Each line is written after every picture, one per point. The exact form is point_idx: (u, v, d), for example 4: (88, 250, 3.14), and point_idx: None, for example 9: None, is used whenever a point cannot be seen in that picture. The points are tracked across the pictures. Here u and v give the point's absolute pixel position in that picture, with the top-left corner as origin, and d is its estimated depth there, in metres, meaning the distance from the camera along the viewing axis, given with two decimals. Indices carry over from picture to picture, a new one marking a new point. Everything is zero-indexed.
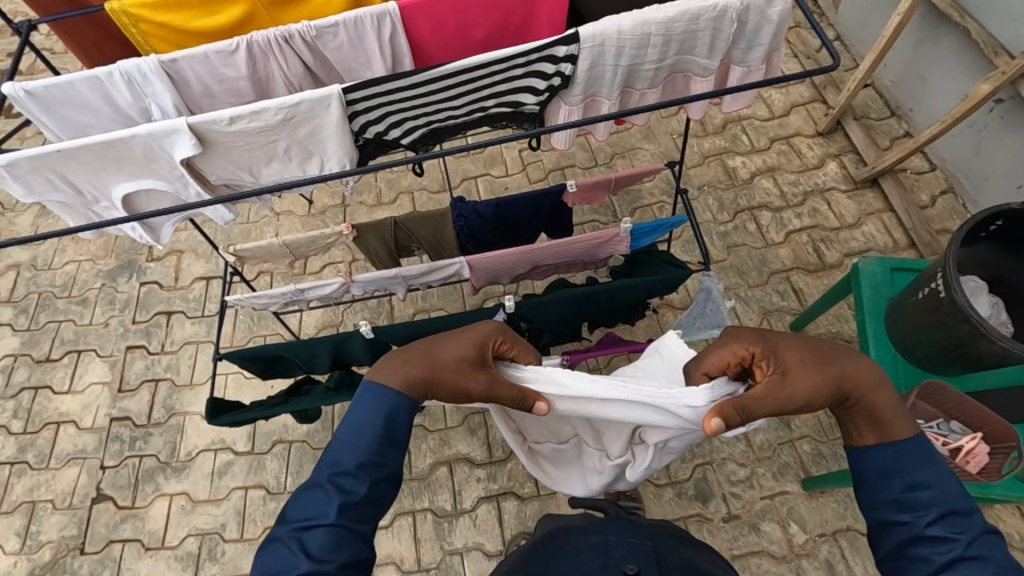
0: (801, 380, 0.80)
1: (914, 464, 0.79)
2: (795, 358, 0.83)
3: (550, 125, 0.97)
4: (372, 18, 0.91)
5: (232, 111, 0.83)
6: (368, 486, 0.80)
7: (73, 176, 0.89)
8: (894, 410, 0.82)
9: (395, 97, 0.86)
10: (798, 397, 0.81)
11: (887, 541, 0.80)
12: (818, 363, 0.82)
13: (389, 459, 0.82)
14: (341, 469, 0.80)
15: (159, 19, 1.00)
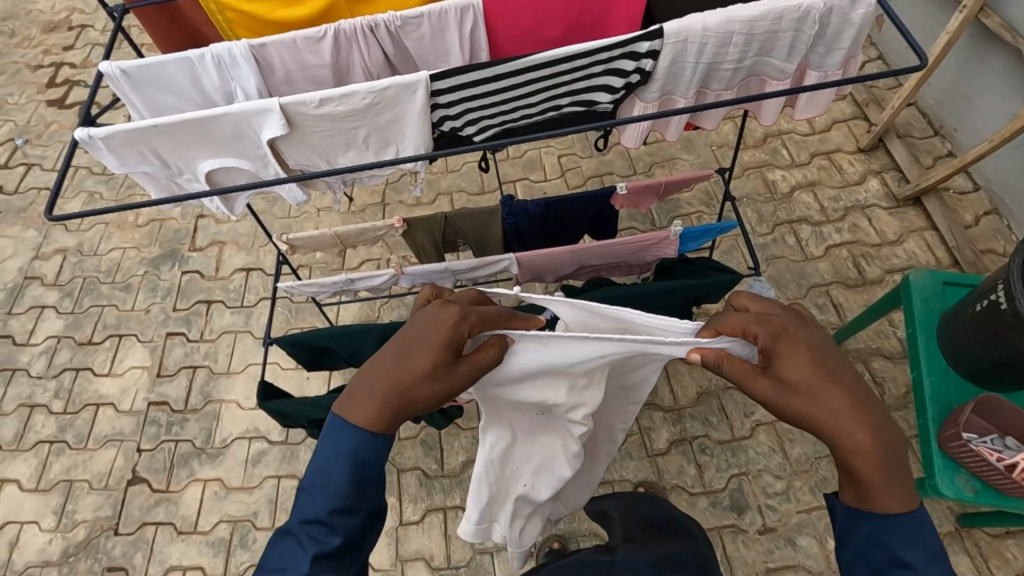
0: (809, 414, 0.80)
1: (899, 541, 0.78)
2: (803, 359, 0.81)
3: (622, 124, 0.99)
4: (456, 10, 0.93)
5: (323, 94, 0.86)
6: (340, 534, 0.86)
7: (162, 151, 0.92)
8: (885, 483, 0.78)
9: (477, 87, 0.89)
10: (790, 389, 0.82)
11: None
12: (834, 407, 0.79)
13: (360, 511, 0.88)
14: (310, 518, 0.86)
15: (244, 8, 1.05)
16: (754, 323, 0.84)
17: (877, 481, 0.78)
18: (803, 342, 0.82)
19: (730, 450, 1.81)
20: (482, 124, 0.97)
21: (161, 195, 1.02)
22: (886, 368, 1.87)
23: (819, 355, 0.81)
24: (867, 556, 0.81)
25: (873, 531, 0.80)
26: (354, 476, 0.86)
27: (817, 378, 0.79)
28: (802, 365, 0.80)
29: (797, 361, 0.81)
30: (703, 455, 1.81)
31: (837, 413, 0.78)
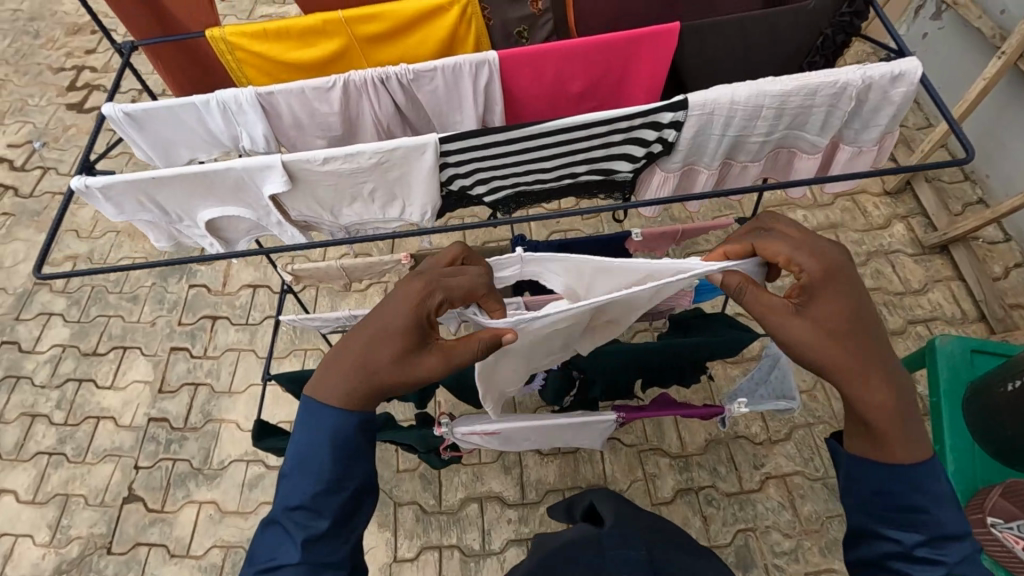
0: (834, 348, 0.82)
1: (913, 488, 0.82)
2: (839, 296, 0.82)
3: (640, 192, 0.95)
4: (471, 66, 0.89)
5: (327, 152, 0.82)
6: (329, 517, 0.84)
7: (163, 200, 0.89)
8: (901, 429, 0.82)
9: (490, 150, 0.84)
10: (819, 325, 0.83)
11: (871, 549, 0.85)
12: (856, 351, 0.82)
13: (349, 481, 0.86)
14: (294, 505, 0.83)
15: (254, 48, 1.02)
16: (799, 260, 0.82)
17: (891, 429, 0.82)
18: (844, 290, 0.82)
19: (738, 503, 1.75)
20: (494, 183, 0.92)
21: (163, 238, 0.99)
22: None
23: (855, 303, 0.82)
24: (875, 504, 0.85)
25: (886, 481, 0.84)
26: (338, 458, 0.85)
27: (848, 328, 0.82)
28: (843, 313, 0.82)
29: (832, 310, 0.82)
30: (709, 507, 1.75)
31: (860, 366, 0.82)
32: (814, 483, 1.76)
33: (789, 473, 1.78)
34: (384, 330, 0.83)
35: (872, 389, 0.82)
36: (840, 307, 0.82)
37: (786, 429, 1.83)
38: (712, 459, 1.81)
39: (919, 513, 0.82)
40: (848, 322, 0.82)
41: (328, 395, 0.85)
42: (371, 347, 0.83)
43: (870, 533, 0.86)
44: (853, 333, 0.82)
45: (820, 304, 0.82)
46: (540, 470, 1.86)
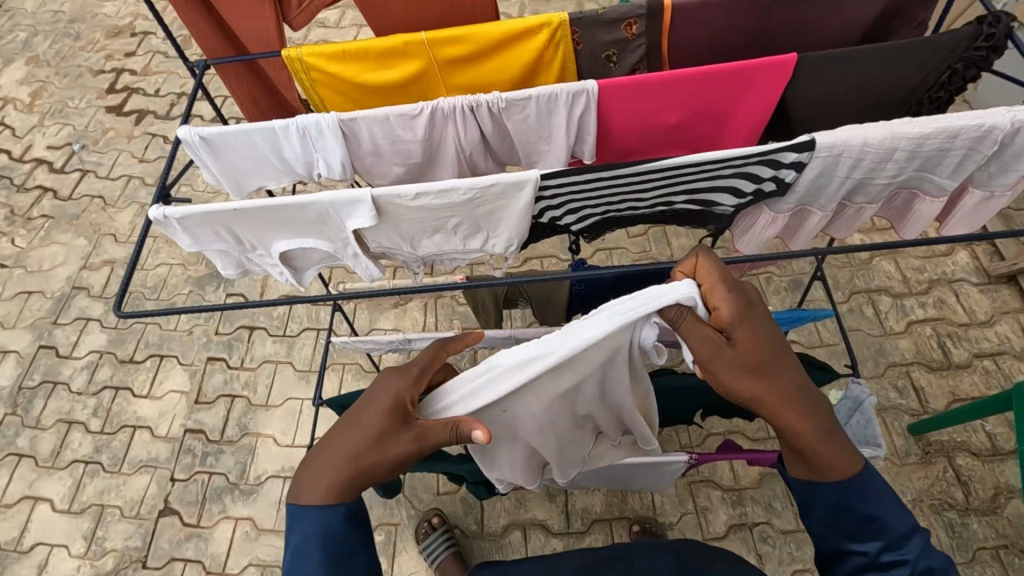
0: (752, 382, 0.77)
1: (859, 500, 0.79)
2: (758, 329, 0.79)
3: (744, 225, 0.89)
4: (568, 95, 0.84)
5: (420, 187, 0.77)
6: None
7: (239, 231, 0.85)
8: (834, 455, 0.79)
9: (589, 183, 0.79)
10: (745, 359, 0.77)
11: (842, 565, 0.81)
12: (779, 382, 0.78)
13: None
14: None
15: (330, 69, 0.98)
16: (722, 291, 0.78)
17: (822, 456, 0.78)
18: (760, 323, 0.79)
19: (795, 542, 1.68)
20: (584, 211, 0.86)
21: (232, 270, 0.95)
22: (973, 466, 1.72)
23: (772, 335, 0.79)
24: (836, 522, 0.81)
25: (841, 500, 0.80)
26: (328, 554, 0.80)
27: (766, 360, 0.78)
28: (762, 342, 0.78)
29: (754, 342, 0.78)
30: (764, 545, 1.68)
31: (785, 394, 0.77)
32: None
33: None
34: (373, 407, 0.82)
35: (800, 420, 0.78)
36: (757, 340, 0.78)
37: None
38: (767, 493, 1.74)
39: (875, 522, 0.78)
40: (766, 355, 0.78)
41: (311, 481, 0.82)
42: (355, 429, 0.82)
43: (839, 551, 0.82)
44: (771, 365, 0.78)
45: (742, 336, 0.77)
46: (586, 498, 1.80)
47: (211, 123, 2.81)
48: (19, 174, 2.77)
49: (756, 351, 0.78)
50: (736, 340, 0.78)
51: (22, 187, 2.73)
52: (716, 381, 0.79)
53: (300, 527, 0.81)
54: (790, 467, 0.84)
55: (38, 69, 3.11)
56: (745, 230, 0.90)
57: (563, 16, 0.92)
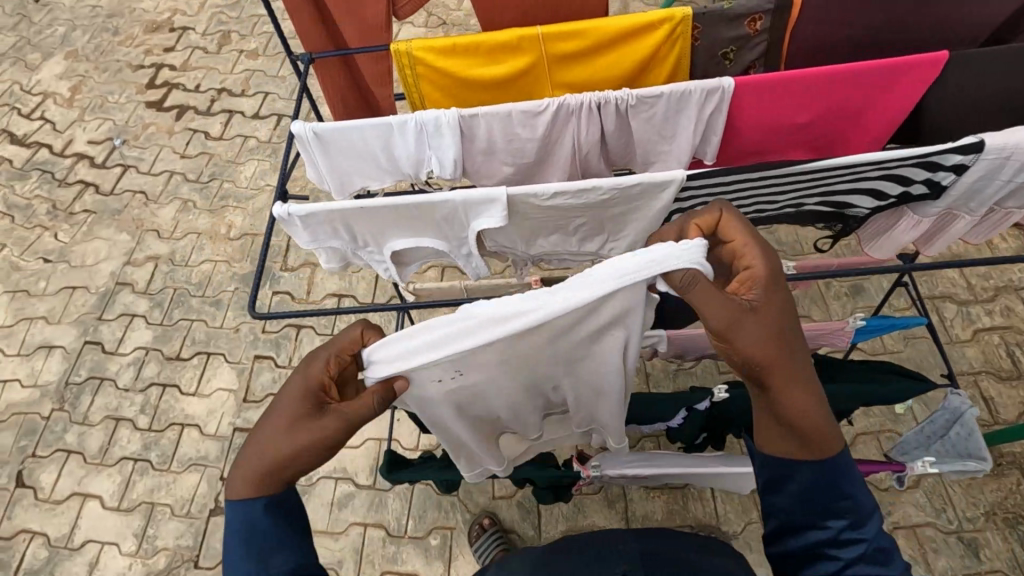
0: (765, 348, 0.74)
1: (838, 478, 0.78)
2: (777, 299, 0.75)
3: (892, 228, 0.95)
4: (703, 92, 0.81)
5: (560, 186, 0.74)
6: None
7: (358, 228, 0.82)
8: (823, 433, 0.77)
9: (741, 184, 0.78)
10: (763, 326, 0.74)
11: (800, 540, 0.80)
12: (789, 353, 0.75)
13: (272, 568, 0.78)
14: None
15: (438, 64, 0.96)
16: (754, 252, 0.75)
17: (812, 432, 0.77)
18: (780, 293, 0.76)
19: None
20: None
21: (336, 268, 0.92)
22: None
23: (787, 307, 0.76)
24: (809, 498, 0.79)
25: (817, 477, 0.78)
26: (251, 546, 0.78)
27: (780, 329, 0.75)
28: (779, 312, 0.75)
29: (773, 308, 0.75)
30: None
31: (791, 366, 0.75)
32: (948, 536, 1.64)
33: (919, 523, 1.66)
34: (285, 397, 0.80)
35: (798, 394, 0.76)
36: (776, 308, 0.75)
37: (912, 475, 1.72)
38: None
39: (847, 499, 0.77)
40: (783, 324, 0.75)
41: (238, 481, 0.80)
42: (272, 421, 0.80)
43: (803, 525, 0.80)
44: (785, 336, 0.75)
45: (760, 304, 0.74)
46: (646, 505, 1.77)
47: (252, 119, 2.79)
48: (60, 169, 2.77)
49: (772, 320, 0.74)
50: (757, 303, 0.74)
51: (63, 181, 2.72)
52: (731, 346, 0.74)
53: (231, 523, 0.80)
54: (767, 441, 0.81)
55: (77, 64, 3.10)
56: (880, 235, 0.97)
57: (685, 11, 0.91)
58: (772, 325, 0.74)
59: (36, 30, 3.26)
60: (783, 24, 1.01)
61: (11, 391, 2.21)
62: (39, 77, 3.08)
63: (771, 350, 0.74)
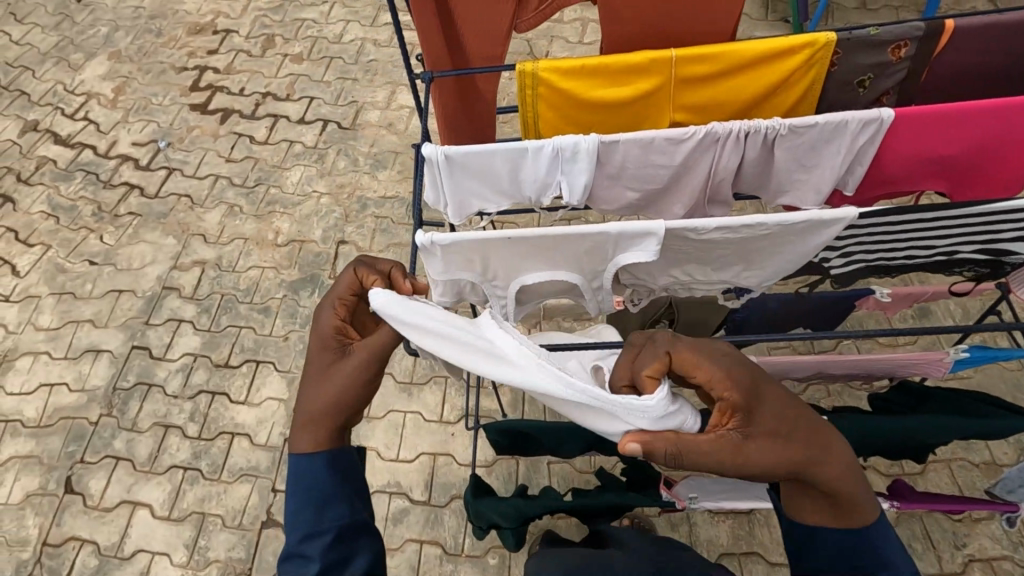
0: (777, 457, 0.74)
1: (875, 551, 0.80)
2: (775, 408, 0.75)
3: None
4: (857, 123, 0.94)
5: (722, 221, 0.81)
6: (318, 557, 0.83)
7: (492, 262, 0.87)
8: (860, 503, 0.80)
9: (916, 223, 0.86)
10: (773, 450, 0.74)
11: None
12: (811, 453, 0.75)
13: (326, 521, 0.85)
14: (288, 552, 0.85)
15: (562, 86, 1.01)
16: (718, 377, 0.74)
17: (847, 505, 0.79)
18: (773, 402, 0.75)
19: None
20: (881, 254, 0.94)
21: (450, 301, 0.95)
22: None
23: (783, 409, 0.76)
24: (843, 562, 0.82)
25: (854, 546, 0.81)
26: (312, 496, 0.86)
27: (790, 440, 0.75)
28: (776, 422, 0.75)
29: (769, 418, 0.75)
30: None
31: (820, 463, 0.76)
32: None
33: (996, 556, 1.62)
34: (313, 350, 0.88)
35: (835, 479, 0.77)
36: (773, 420, 0.75)
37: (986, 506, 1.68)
38: (906, 533, 1.65)
39: (888, 567, 0.80)
40: (788, 436, 0.75)
41: (302, 442, 0.86)
42: (311, 376, 0.87)
43: None
44: (800, 444, 0.75)
45: (756, 429, 0.74)
46: (711, 529, 1.73)
47: (297, 123, 2.77)
48: (104, 170, 2.75)
49: (777, 433, 0.75)
50: (746, 429, 0.74)
51: (108, 183, 2.71)
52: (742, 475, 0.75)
53: (296, 479, 0.86)
54: (798, 509, 0.84)
55: (120, 65, 3.10)
56: None
57: (830, 36, 0.99)
58: (778, 445, 0.74)
59: (79, 30, 3.26)
60: (930, 50, 1.03)
61: (58, 395, 2.20)
62: (83, 77, 3.07)
63: (784, 468, 0.75)
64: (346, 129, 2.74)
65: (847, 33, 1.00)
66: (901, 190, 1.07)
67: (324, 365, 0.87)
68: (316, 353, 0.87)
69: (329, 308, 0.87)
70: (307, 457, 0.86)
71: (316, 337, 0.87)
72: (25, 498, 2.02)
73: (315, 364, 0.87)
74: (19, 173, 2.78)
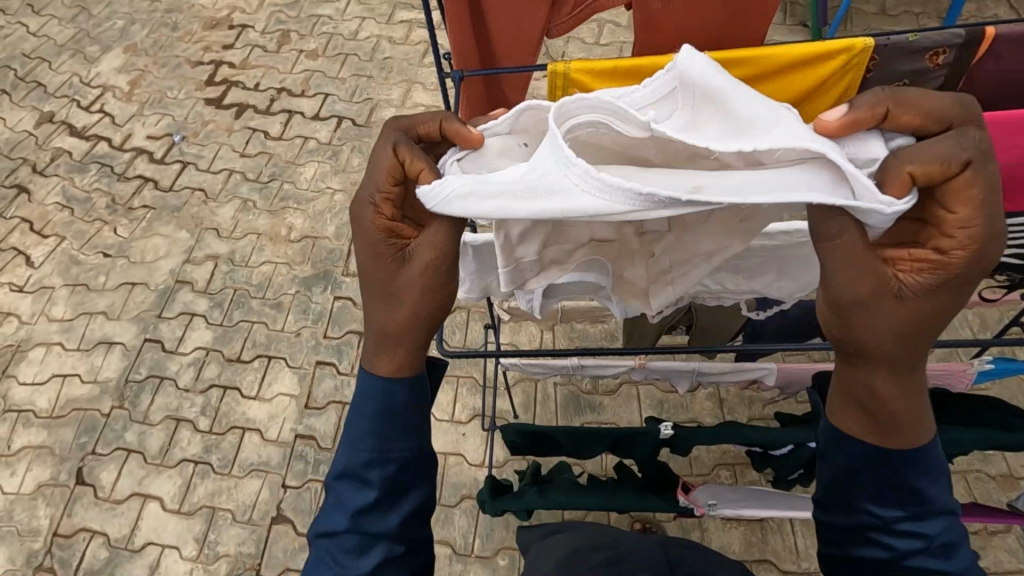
0: (892, 308, 0.66)
1: (914, 473, 0.72)
2: (940, 283, 0.65)
3: None
4: None
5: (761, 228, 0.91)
6: (377, 486, 0.78)
7: None
8: (906, 426, 0.71)
9: None
10: (887, 297, 0.66)
11: (846, 521, 0.75)
12: (908, 331, 0.67)
13: (389, 448, 0.79)
14: (342, 472, 0.80)
15: (593, 86, 1.03)
16: (968, 217, 0.63)
17: (890, 421, 0.71)
18: (954, 277, 0.65)
19: None
20: None
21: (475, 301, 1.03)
22: None
23: (945, 290, 0.65)
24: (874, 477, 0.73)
25: (879, 461, 0.72)
26: (378, 422, 0.80)
27: (912, 314, 0.66)
28: (927, 293, 0.65)
29: (931, 286, 0.65)
30: None
31: (902, 348, 0.68)
32: None
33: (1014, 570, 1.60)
34: (368, 264, 0.78)
35: (896, 380, 0.69)
36: (929, 282, 0.65)
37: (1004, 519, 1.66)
38: None
39: (919, 494, 0.72)
40: (923, 310, 0.66)
41: (380, 364, 0.81)
42: (375, 292, 0.79)
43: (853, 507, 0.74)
44: (925, 317, 0.66)
45: (895, 277, 0.65)
46: (723, 536, 1.72)
47: (311, 120, 2.77)
48: (119, 163, 2.76)
49: (914, 295, 0.66)
50: (906, 277, 0.65)
51: (122, 176, 2.72)
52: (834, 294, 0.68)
53: (363, 394, 0.81)
54: (838, 408, 0.75)
55: (135, 58, 3.11)
56: None
57: (869, 41, 1.01)
58: (909, 300, 0.66)
59: (95, 23, 3.27)
60: (968, 58, 1.04)
61: (71, 386, 2.20)
62: (98, 70, 3.08)
63: (886, 326, 0.67)
64: (361, 126, 2.73)
65: (885, 40, 1.03)
66: None
67: (389, 275, 0.78)
68: (374, 267, 0.78)
69: (373, 216, 0.76)
70: (386, 380, 0.80)
71: (366, 248, 0.77)
72: (37, 488, 2.03)
73: (379, 278, 0.78)
74: (34, 164, 2.79)
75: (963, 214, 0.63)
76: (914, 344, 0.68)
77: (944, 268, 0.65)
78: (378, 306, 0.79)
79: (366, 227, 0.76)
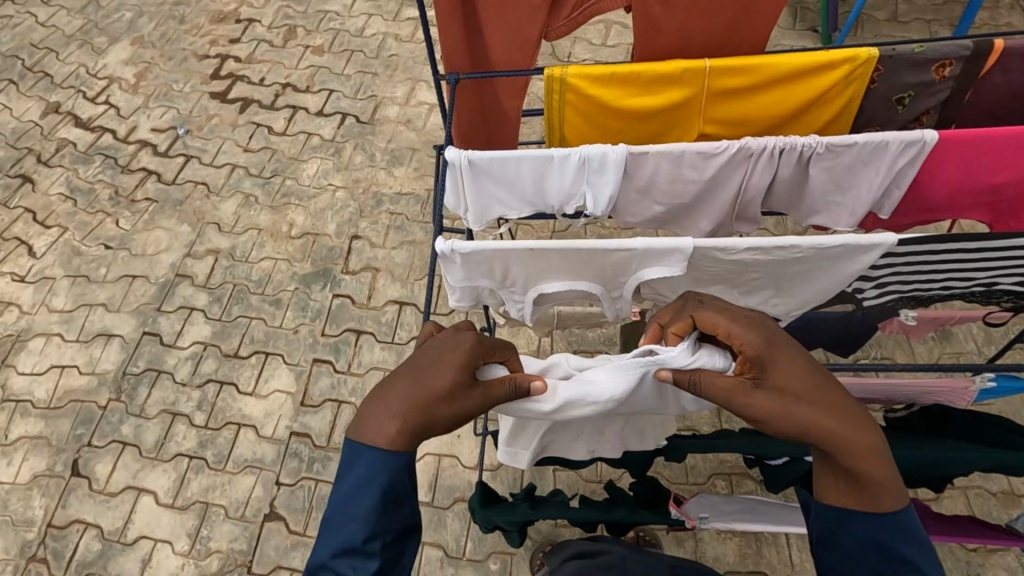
0: (778, 400, 0.76)
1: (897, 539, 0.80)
2: (796, 370, 0.77)
3: None
4: (899, 144, 0.95)
5: (751, 243, 0.90)
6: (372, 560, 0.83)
7: (512, 268, 0.99)
8: (888, 481, 0.78)
9: (952, 254, 0.92)
10: (781, 408, 0.76)
11: None
12: (829, 418, 0.76)
13: (382, 526, 0.84)
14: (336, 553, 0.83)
15: (590, 91, 1.04)
16: (742, 332, 0.77)
17: (875, 482, 0.78)
18: (789, 361, 0.77)
19: None
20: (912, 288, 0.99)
21: (468, 306, 1.07)
22: None
23: (802, 369, 0.77)
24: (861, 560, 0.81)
25: (877, 535, 0.80)
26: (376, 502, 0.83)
27: (807, 405, 0.76)
28: (793, 377, 0.76)
29: (790, 375, 0.77)
30: None
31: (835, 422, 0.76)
32: None
33: None
34: (440, 366, 0.81)
35: (861, 442, 0.77)
36: (788, 372, 0.76)
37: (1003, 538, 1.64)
38: None
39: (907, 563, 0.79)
40: (810, 398, 0.76)
41: (384, 436, 0.82)
42: (425, 383, 0.81)
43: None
44: (817, 400, 0.77)
45: (777, 384, 0.76)
46: (718, 547, 1.70)
47: (316, 116, 2.77)
48: (123, 155, 2.77)
49: (790, 388, 0.76)
50: (764, 380, 0.77)
51: (126, 168, 2.72)
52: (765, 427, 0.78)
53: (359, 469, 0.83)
54: (822, 492, 0.83)
55: (143, 50, 3.11)
56: None
57: (873, 52, 1.00)
58: (794, 396, 0.76)
59: (103, 15, 3.27)
60: (975, 71, 1.02)
61: (69, 377, 2.21)
62: (106, 62, 3.08)
63: (795, 424, 0.76)
64: (364, 123, 2.72)
65: (890, 51, 1.01)
66: (938, 215, 1.09)
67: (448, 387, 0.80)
68: (444, 374, 0.80)
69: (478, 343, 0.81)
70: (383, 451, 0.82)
71: (451, 358, 0.80)
72: (33, 479, 2.03)
73: (441, 386, 0.80)
74: (40, 155, 2.80)
75: (721, 328, 0.79)
76: (836, 414, 0.77)
77: (786, 350, 0.78)
78: (421, 400, 0.81)
79: (466, 346, 0.80)
